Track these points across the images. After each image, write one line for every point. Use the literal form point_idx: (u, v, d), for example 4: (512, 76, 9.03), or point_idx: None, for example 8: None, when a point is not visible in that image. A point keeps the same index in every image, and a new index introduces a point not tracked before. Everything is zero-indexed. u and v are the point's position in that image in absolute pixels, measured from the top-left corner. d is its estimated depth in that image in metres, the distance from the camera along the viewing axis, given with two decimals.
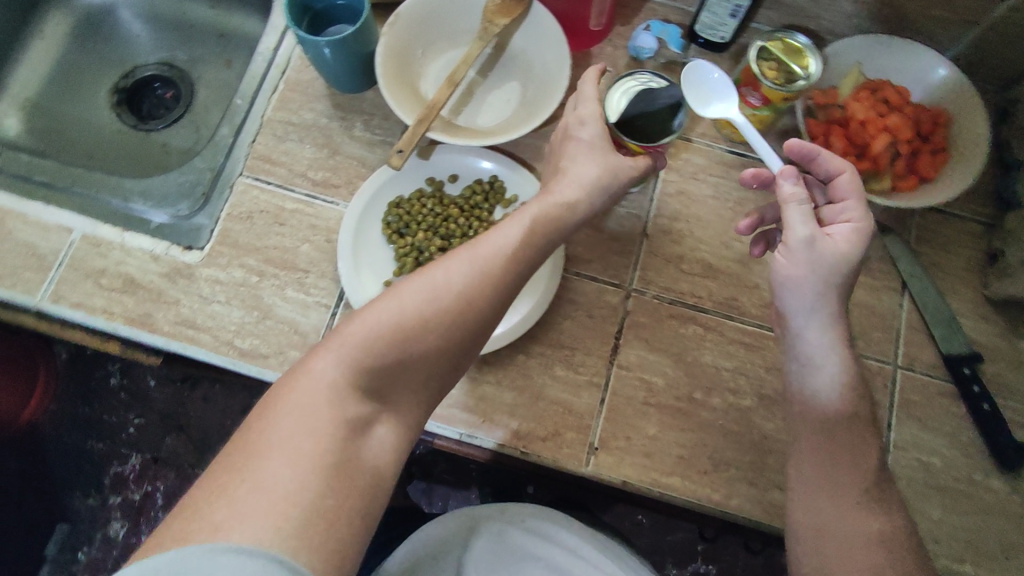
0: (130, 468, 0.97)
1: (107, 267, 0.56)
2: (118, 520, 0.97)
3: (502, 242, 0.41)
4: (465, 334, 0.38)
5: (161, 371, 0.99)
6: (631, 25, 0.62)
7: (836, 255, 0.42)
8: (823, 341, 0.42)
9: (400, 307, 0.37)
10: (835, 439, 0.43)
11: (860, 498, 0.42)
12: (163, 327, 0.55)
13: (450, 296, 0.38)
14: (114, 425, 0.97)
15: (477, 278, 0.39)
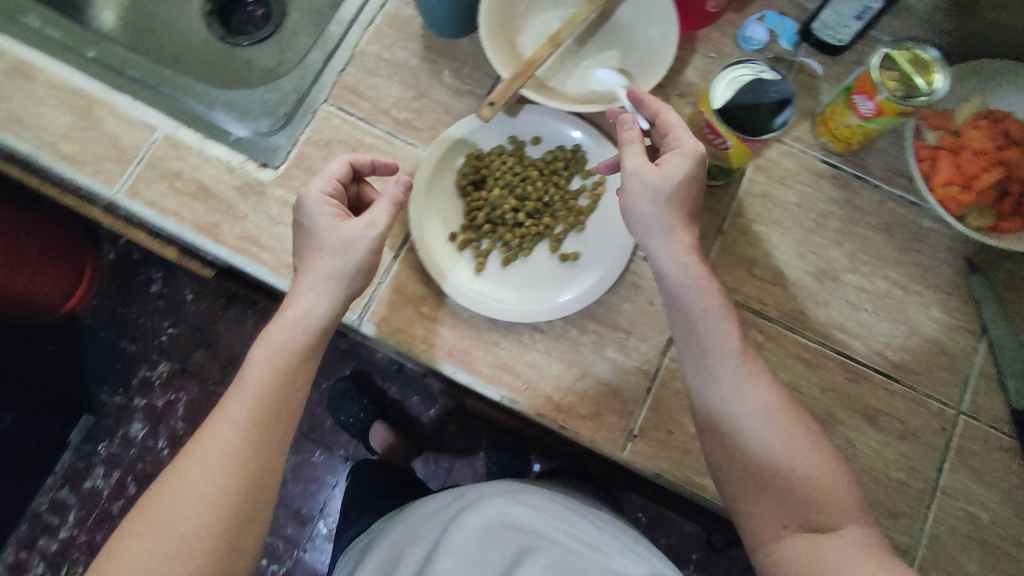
0: (158, 373, 1.02)
1: (183, 170, 0.57)
2: (140, 420, 1.02)
3: (214, 448, 0.43)
4: (217, 525, 0.42)
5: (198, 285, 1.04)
6: (743, 13, 0.60)
7: (669, 169, 0.45)
8: (665, 247, 0.46)
9: (147, 547, 0.41)
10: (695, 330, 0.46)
11: (729, 381, 0.45)
12: (228, 240, 0.55)
13: (189, 505, 0.41)
14: (148, 329, 1.03)
15: (204, 487, 0.42)
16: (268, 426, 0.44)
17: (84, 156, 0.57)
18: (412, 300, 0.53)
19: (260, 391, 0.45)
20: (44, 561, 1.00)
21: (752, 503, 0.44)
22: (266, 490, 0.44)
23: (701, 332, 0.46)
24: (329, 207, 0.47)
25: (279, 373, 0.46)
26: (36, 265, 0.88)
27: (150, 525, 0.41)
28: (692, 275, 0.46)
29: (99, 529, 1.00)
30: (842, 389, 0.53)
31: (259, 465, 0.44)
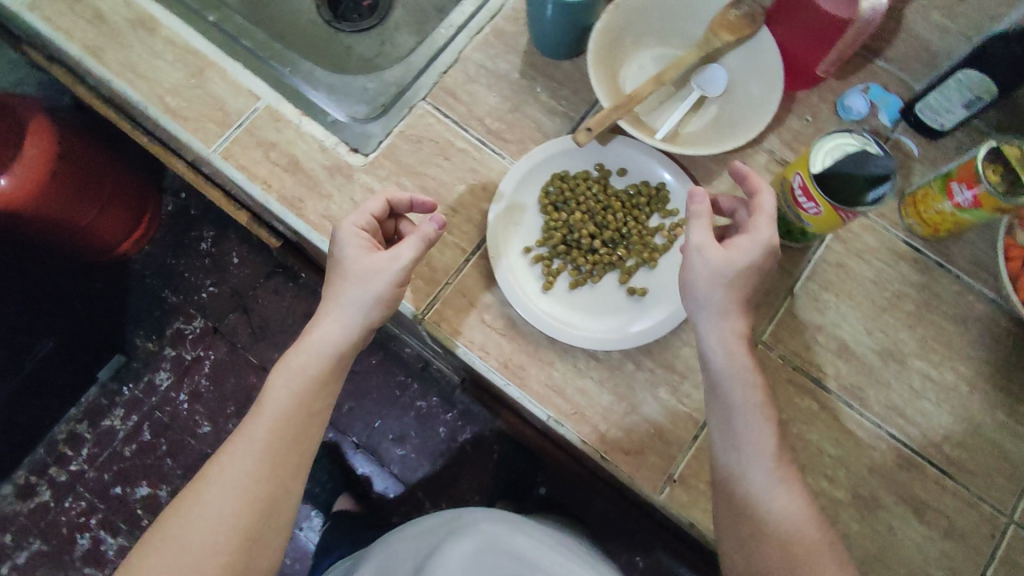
0: (193, 327, 1.10)
1: (278, 142, 0.58)
2: (167, 368, 1.10)
3: (232, 470, 0.47)
4: (231, 540, 0.45)
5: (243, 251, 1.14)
6: (848, 81, 0.60)
7: (731, 255, 0.47)
8: (715, 334, 0.47)
9: (167, 557, 0.45)
10: (733, 425, 0.46)
11: (758, 482, 0.45)
12: (310, 216, 0.57)
13: (205, 520, 0.46)
14: (193, 283, 1.11)
15: (221, 505, 0.46)
16: (289, 454, 0.49)
17: (188, 112, 0.59)
18: (477, 305, 0.53)
19: (279, 417, 0.49)
20: (51, 488, 1.06)
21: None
22: (283, 513, 0.48)
23: (739, 428, 0.46)
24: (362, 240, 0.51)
25: (301, 404, 0.49)
26: (105, 204, 0.97)
27: (171, 537, 0.46)
28: (737, 365, 0.47)
29: (108, 467, 1.07)
30: (891, 473, 0.51)
31: (277, 488, 0.48)
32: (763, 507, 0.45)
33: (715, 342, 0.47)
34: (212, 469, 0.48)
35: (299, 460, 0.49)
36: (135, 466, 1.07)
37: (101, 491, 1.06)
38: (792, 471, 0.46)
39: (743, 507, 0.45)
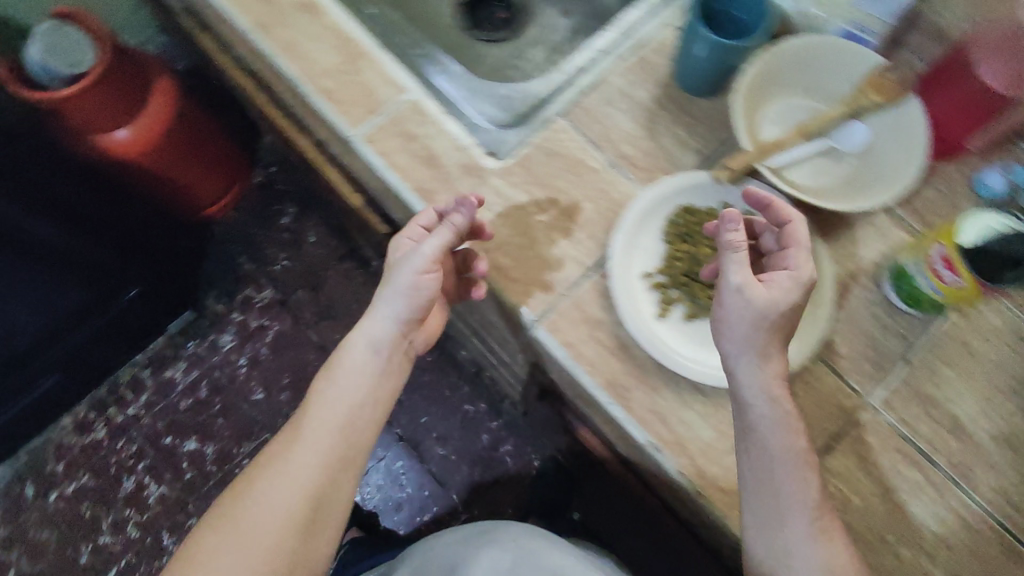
0: (261, 295, 1.30)
1: (419, 134, 0.61)
2: (231, 334, 1.28)
3: (296, 451, 0.55)
4: (292, 509, 0.54)
5: (316, 235, 1.34)
6: (991, 159, 0.59)
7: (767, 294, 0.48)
8: (753, 377, 0.48)
9: (236, 518, 0.53)
10: (773, 474, 0.46)
11: (795, 537, 0.46)
12: (439, 209, 0.58)
13: (272, 490, 0.54)
14: (270, 256, 1.31)
15: (283, 479, 0.55)
16: (339, 442, 0.57)
17: (337, 92, 0.62)
18: (589, 320, 0.54)
19: (337, 408, 0.58)
20: (108, 426, 1.22)
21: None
22: (335, 497, 0.56)
23: (778, 480, 0.46)
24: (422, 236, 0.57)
25: (350, 407, 0.58)
26: (192, 167, 1.17)
27: (241, 502, 0.54)
28: (780, 411, 0.47)
29: (161, 413, 1.24)
30: (994, 562, 0.50)
31: (325, 481, 0.55)
32: (794, 562, 0.46)
33: (762, 390, 0.47)
34: (268, 460, 0.56)
35: (348, 451, 0.57)
36: (185, 420, 1.23)
37: (156, 436, 1.23)
38: (828, 526, 0.46)
39: (777, 560, 0.46)
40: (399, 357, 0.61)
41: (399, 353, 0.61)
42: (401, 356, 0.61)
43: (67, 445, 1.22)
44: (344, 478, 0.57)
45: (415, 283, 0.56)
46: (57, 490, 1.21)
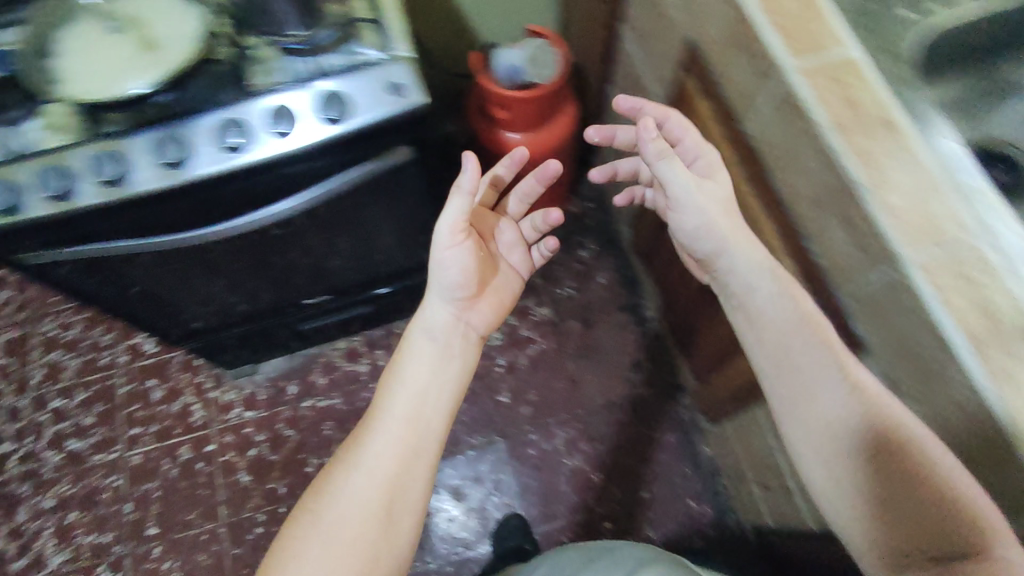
0: (540, 312, 1.53)
1: (982, 284, 0.60)
2: (501, 333, 1.51)
3: (395, 404, 0.76)
4: (399, 442, 0.73)
5: (604, 276, 1.56)
6: None
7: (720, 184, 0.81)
8: (745, 259, 0.75)
9: (359, 453, 0.73)
10: (785, 337, 0.70)
11: (832, 399, 0.65)
12: (992, 363, 0.56)
13: (376, 431, 0.74)
14: (560, 281, 1.55)
15: (386, 424, 0.74)
16: (434, 396, 0.78)
17: (903, 213, 0.62)
18: None
19: (430, 369, 0.80)
20: (372, 364, 1.51)
21: (863, 517, 0.62)
22: (427, 437, 0.75)
23: (802, 348, 0.69)
24: (454, 237, 0.83)
25: (417, 396, 0.77)
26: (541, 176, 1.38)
27: (359, 445, 0.74)
28: (784, 297, 0.72)
29: None
30: None
31: (414, 446, 0.73)
32: (839, 422, 0.65)
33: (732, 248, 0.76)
34: (354, 453, 0.73)
35: (434, 400, 0.77)
36: None
37: None
38: (855, 390, 0.65)
39: (820, 441, 0.65)
40: (456, 339, 0.85)
41: (457, 336, 0.85)
42: (459, 339, 0.85)
43: (341, 365, 1.51)
44: (427, 447, 0.74)
45: (453, 275, 0.85)
46: (312, 399, 1.49)
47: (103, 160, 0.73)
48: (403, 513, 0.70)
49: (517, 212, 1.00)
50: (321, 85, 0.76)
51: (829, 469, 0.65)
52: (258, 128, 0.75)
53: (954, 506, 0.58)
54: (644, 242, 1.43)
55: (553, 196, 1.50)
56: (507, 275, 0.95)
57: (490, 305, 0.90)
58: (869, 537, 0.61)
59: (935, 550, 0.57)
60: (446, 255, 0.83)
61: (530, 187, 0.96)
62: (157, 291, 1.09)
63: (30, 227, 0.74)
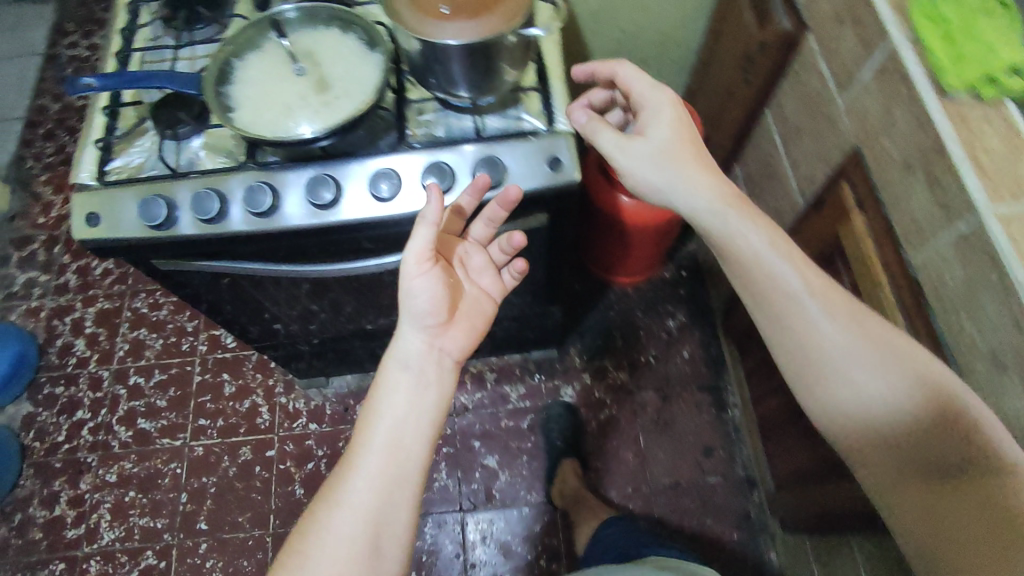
0: (617, 375, 1.48)
1: None
2: (574, 391, 1.47)
3: (372, 438, 0.68)
4: (380, 479, 0.66)
5: (688, 351, 1.50)
6: None
7: (666, 132, 0.73)
8: (691, 195, 0.71)
9: (339, 495, 0.65)
10: (767, 263, 0.66)
11: (821, 321, 0.63)
12: None
13: (354, 469, 0.66)
14: (642, 348, 1.50)
15: (363, 460, 0.67)
16: (416, 424, 0.69)
17: None
18: None
19: (411, 395, 0.71)
20: None
21: (871, 451, 0.60)
22: (411, 468, 0.67)
23: (781, 273, 0.65)
24: (421, 264, 0.71)
25: (396, 427, 0.68)
26: (648, 241, 1.34)
27: (338, 485, 0.66)
28: (748, 227, 0.68)
29: (486, 419, 1.46)
30: None
31: (395, 480, 0.66)
32: (837, 351, 0.61)
33: (674, 198, 0.72)
34: (335, 489, 0.66)
35: (414, 428, 0.69)
36: (497, 435, 1.44)
37: (467, 431, 1.45)
38: (841, 307, 0.63)
39: (817, 383, 0.63)
40: (431, 366, 0.73)
41: (433, 363, 0.74)
42: (435, 365, 0.74)
43: None
44: (409, 481, 0.66)
45: (424, 303, 0.73)
46: None
47: (257, 191, 0.73)
48: (391, 545, 0.64)
49: (482, 234, 0.82)
50: (479, 148, 0.75)
51: (832, 400, 0.62)
52: (409, 181, 0.74)
53: (964, 418, 0.57)
54: (740, 326, 1.37)
55: (653, 262, 1.47)
56: (474, 297, 0.80)
57: (472, 320, 0.79)
58: (884, 473, 0.60)
59: (951, 465, 0.56)
60: (412, 283, 0.72)
61: (495, 211, 0.75)
62: (251, 285, 1.05)
63: (181, 243, 0.76)
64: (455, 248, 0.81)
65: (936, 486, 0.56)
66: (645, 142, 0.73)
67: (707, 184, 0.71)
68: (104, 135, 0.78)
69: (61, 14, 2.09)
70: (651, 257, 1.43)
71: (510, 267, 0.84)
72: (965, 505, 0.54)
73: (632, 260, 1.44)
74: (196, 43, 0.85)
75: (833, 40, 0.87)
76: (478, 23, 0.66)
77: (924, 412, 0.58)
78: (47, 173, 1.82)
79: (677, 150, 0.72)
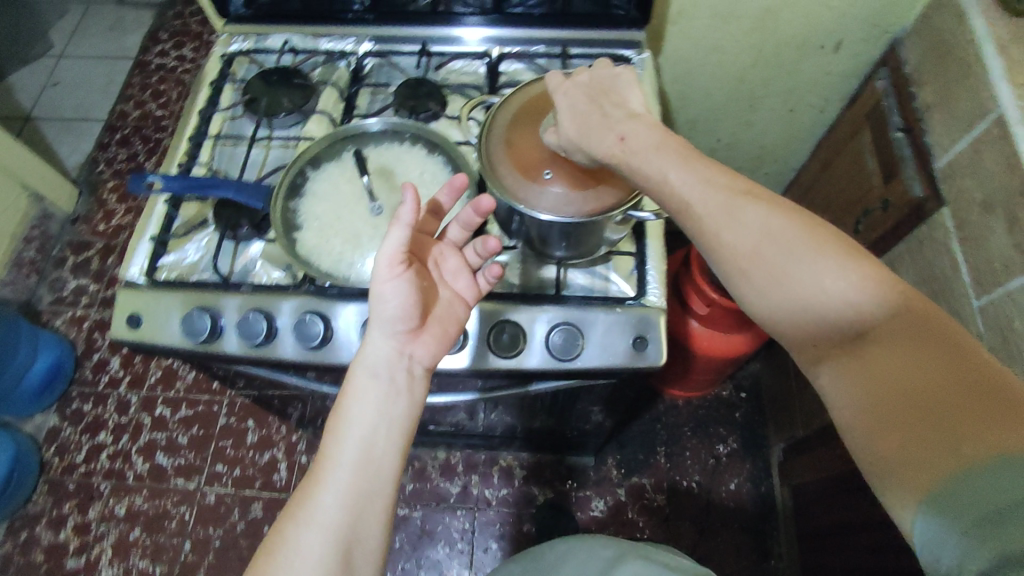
0: (654, 496, 1.37)
1: None
2: (605, 505, 1.37)
3: (341, 452, 0.54)
4: (354, 496, 0.53)
5: (736, 483, 1.38)
6: None
7: (571, 101, 0.62)
8: (595, 141, 0.59)
9: (304, 517, 0.52)
10: (668, 173, 0.55)
11: (711, 216, 0.53)
12: None
13: (320, 487, 0.53)
14: (686, 470, 1.39)
15: (331, 474, 0.53)
16: (392, 434, 0.56)
17: None
18: None
19: (386, 399, 0.57)
20: (463, 489, 1.39)
21: (797, 339, 0.50)
22: (385, 481, 0.55)
23: (685, 179, 0.54)
24: (392, 267, 0.57)
25: (367, 438, 0.55)
26: (709, 368, 1.24)
27: (302, 507, 0.53)
28: (654, 143, 0.57)
29: (509, 519, 1.37)
30: None
31: (367, 492, 0.54)
32: (749, 248, 0.51)
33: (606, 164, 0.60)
34: (295, 507, 0.53)
35: (388, 435, 0.56)
36: (516, 541, 1.35)
37: (486, 530, 1.36)
38: (727, 191, 0.53)
39: (764, 302, 0.51)
40: (404, 375, 0.59)
41: (404, 373, 0.59)
42: (408, 376, 0.59)
43: (432, 478, 1.40)
44: (381, 494, 0.54)
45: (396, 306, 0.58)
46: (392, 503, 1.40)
47: (307, 322, 0.67)
48: (365, 562, 0.53)
49: (458, 235, 0.65)
50: (556, 312, 0.67)
51: (748, 299, 0.52)
52: (472, 335, 0.67)
53: (863, 262, 0.47)
54: (801, 477, 1.23)
55: (709, 383, 1.36)
56: (448, 302, 0.63)
57: (449, 309, 0.63)
58: (813, 358, 0.49)
59: (861, 328, 0.46)
60: (382, 288, 0.58)
61: (470, 218, 0.63)
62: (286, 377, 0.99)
63: (222, 357, 0.69)
64: (427, 247, 0.64)
65: (872, 374, 0.45)
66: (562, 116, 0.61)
67: (606, 128, 0.59)
68: (162, 230, 0.74)
69: (159, 21, 2.12)
70: (709, 379, 1.33)
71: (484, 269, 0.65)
72: (912, 371, 0.43)
73: (688, 379, 1.34)
74: (273, 134, 0.81)
75: (976, 228, 0.75)
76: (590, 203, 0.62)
77: (829, 273, 0.47)
78: (116, 180, 1.82)
79: (572, 111, 0.61)
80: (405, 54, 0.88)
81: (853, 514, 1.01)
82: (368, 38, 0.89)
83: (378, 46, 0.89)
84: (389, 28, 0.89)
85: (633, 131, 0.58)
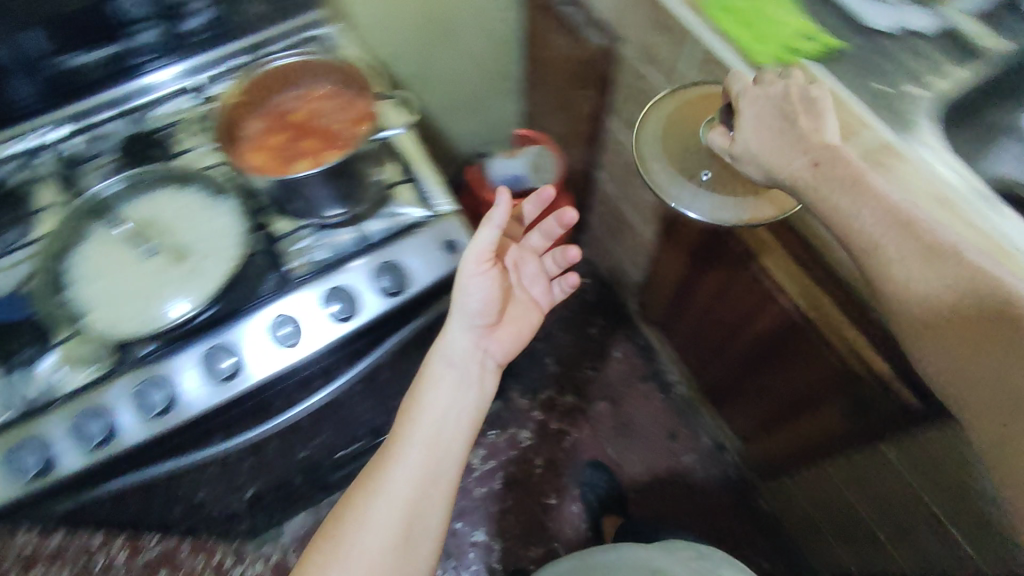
0: (563, 399, 1.49)
1: None
2: (532, 431, 1.46)
3: (418, 432, 0.68)
4: (423, 472, 0.66)
5: (618, 350, 1.56)
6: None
7: (759, 107, 0.62)
8: (785, 150, 0.59)
9: (378, 483, 0.65)
10: (857, 220, 0.56)
11: (904, 263, 0.54)
12: None
13: (396, 459, 0.67)
14: (576, 364, 1.53)
15: (408, 449, 0.67)
16: (458, 422, 0.71)
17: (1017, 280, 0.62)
18: None
19: (455, 390, 0.72)
20: None
21: (971, 401, 0.52)
22: (452, 461, 0.69)
23: (870, 219, 0.55)
24: (481, 263, 0.68)
25: (439, 422, 0.69)
26: None
27: (378, 476, 0.66)
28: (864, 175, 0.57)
29: (459, 495, 1.40)
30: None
31: (435, 471, 0.67)
32: (939, 296, 0.53)
33: (774, 177, 0.60)
34: (371, 476, 0.67)
35: (460, 423, 0.71)
36: (476, 508, 1.39)
37: None
38: (925, 243, 0.54)
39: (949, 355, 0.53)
40: (473, 366, 0.74)
41: (475, 366, 0.75)
42: (476, 369, 0.74)
43: None
44: (448, 471, 0.68)
45: (478, 303, 0.72)
46: None
47: (146, 390, 0.64)
48: (424, 537, 0.65)
49: (538, 245, 0.83)
50: (374, 256, 0.72)
51: (922, 350, 0.54)
52: (313, 318, 0.69)
53: None
54: (659, 311, 1.38)
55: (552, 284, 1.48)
56: (524, 303, 0.81)
57: (517, 313, 0.79)
58: (995, 425, 0.51)
59: None
60: (469, 281, 0.70)
61: (551, 229, 0.81)
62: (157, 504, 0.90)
63: (67, 485, 0.63)
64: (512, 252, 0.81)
65: None
66: (747, 123, 0.62)
67: (801, 150, 0.59)
68: None
69: None
70: None
71: (562, 281, 0.85)
72: None
73: None
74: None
75: (647, 45, 0.93)
76: (320, 152, 0.69)
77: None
78: None
79: (764, 128, 0.61)
80: (112, 120, 0.84)
81: (706, 307, 1.16)
82: (58, 122, 0.84)
83: (76, 123, 0.84)
84: (80, 103, 0.85)
85: (826, 157, 0.58)
